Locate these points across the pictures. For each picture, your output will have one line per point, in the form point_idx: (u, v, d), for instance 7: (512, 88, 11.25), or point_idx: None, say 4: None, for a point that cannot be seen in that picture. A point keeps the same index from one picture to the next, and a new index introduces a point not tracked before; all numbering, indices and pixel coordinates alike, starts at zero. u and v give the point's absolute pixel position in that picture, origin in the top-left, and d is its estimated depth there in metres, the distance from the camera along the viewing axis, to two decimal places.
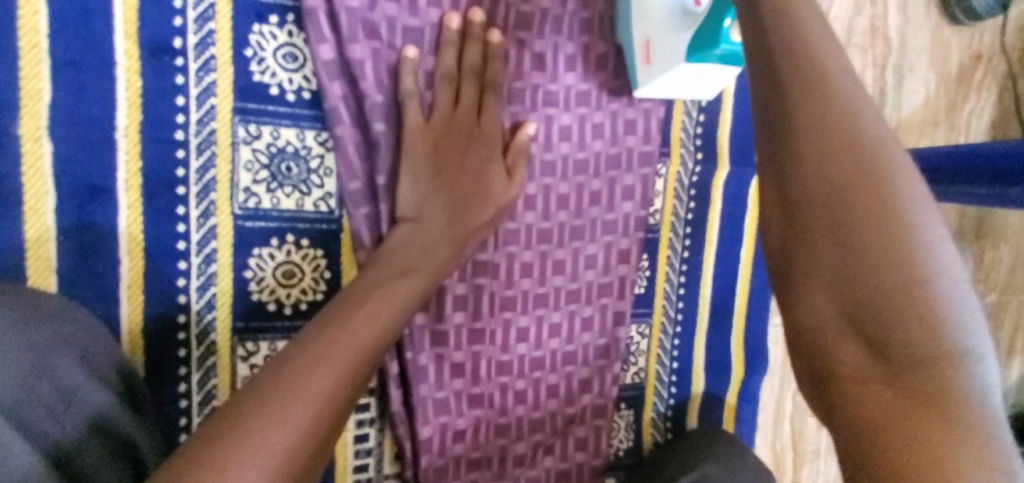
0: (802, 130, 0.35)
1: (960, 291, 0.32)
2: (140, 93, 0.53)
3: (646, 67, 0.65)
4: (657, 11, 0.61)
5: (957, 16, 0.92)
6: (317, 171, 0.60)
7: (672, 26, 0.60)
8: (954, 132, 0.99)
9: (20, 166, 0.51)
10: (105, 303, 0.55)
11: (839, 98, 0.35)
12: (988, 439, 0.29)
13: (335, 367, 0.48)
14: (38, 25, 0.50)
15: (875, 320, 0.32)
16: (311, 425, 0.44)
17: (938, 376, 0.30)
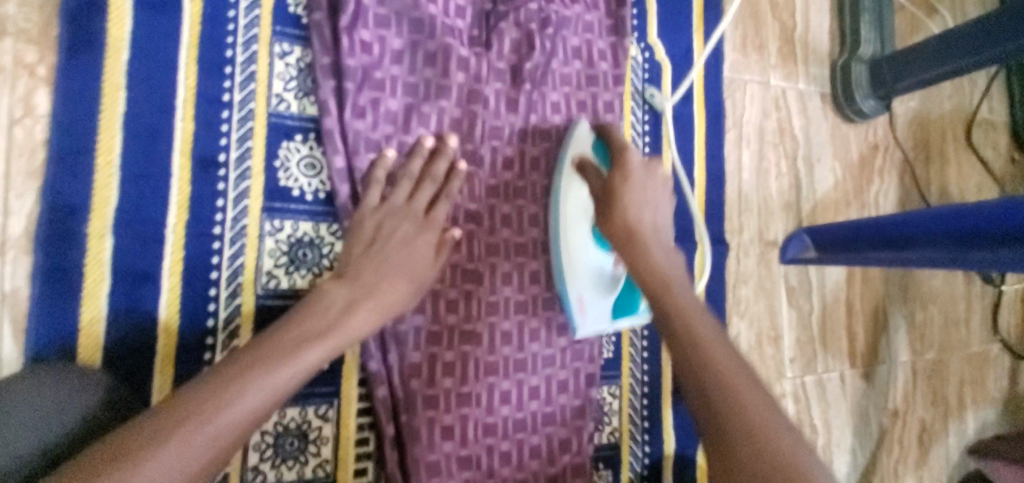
0: (677, 311, 0.64)
1: (765, 392, 0.56)
2: (188, 197, 0.66)
3: (584, 316, 0.81)
4: (571, 220, 0.80)
5: (850, 115, 1.14)
6: (327, 256, 0.72)
7: (596, 284, 0.82)
8: (865, 209, 1.17)
9: (85, 259, 0.62)
10: (140, 375, 0.64)
11: (662, 267, 0.69)
12: (767, 444, 0.51)
13: (303, 365, 0.58)
14: (112, 147, 0.63)
15: (718, 402, 0.55)
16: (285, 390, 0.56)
17: (750, 431, 0.52)
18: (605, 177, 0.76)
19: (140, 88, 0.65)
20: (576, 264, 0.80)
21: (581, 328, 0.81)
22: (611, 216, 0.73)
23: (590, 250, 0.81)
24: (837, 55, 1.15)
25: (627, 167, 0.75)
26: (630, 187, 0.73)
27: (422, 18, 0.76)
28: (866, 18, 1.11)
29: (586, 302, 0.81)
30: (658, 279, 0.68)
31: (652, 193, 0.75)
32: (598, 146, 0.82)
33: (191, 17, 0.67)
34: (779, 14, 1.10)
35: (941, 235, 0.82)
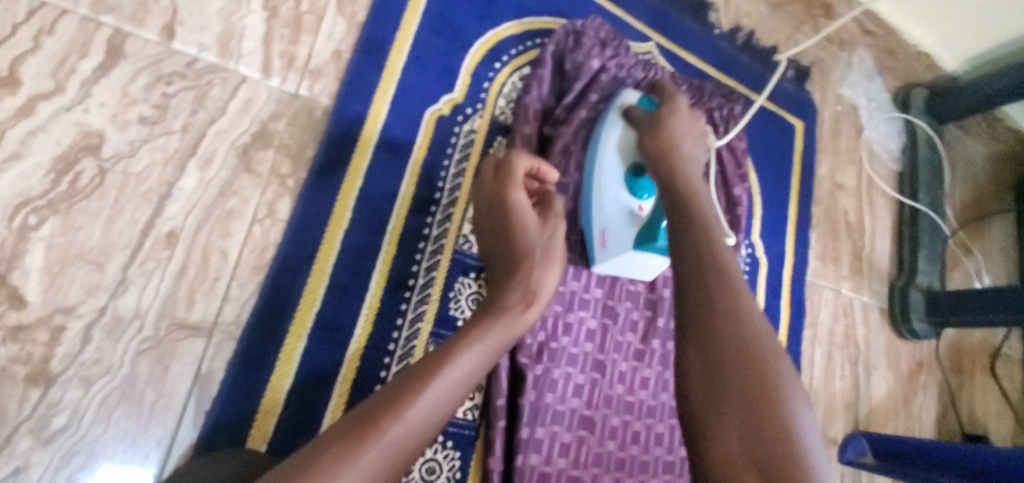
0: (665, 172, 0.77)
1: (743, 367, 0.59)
2: (375, 312, 0.72)
3: (604, 249, 0.83)
4: (608, 158, 0.85)
5: (904, 331, 1.27)
6: (472, 385, 0.79)
7: (624, 223, 0.82)
8: (909, 419, 1.26)
9: (279, 353, 0.66)
10: None
11: (693, 180, 0.76)
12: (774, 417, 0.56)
13: (423, 418, 0.53)
14: (329, 257, 0.70)
15: (707, 260, 0.66)
16: (411, 449, 0.52)
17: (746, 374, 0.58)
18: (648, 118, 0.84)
19: (363, 210, 0.73)
20: (604, 197, 0.84)
21: (598, 259, 0.84)
22: (658, 130, 0.80)
23: (616, 182, 0.84)
24: (894, 276, 1.31)
25: (674, 106, 0.84)
26: (674, 125, 0.81)
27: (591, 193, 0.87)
28: (923, 252, 1.30)
29: (608, 235, 0.83)
30: (669, 173, 0.76)
31: (692, 134, 0.82)
32: (642, 99, 0.89)
33: (416, 161, 0.78)
34: (851, 234, 1.27)
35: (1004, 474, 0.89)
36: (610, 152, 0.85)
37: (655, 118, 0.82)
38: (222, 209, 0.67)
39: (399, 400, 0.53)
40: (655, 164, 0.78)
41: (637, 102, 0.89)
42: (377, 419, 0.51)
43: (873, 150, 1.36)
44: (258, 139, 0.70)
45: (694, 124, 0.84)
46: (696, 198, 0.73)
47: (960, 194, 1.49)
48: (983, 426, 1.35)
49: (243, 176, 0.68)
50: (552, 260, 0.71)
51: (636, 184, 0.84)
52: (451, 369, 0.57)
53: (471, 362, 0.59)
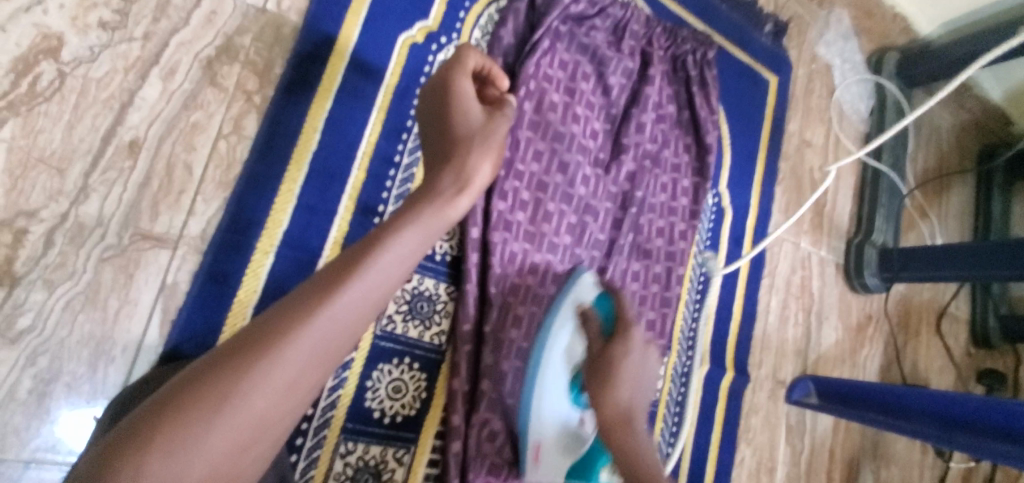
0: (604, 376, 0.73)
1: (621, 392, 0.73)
2: (344, 234, 0.73)
3: (537, 464, 0.81)
4: (553, 359, 0.81)
5: (856, 286, 1.34)
6: (439, 312, 0.81)
7: (568, 420, 0.82)
8: (854, 368, 1.34)
9: (246, 268, 0.67)
10: None
11: (631, 406, 0.72)
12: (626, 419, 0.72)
13: (357, 298, 0.51)
14: (297, 177, 0.71)
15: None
16: (350, 328, 0.50)
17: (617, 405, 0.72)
18: (600, 342, 0.78)
19: (332, 133, 0.73)
20: (549, 376, 0.81)
21: (535, 418, 0.80)
22: (603, 404, 0.72)
23: (563, 397, 0.82)
24: (852, 234, 1.37)
25: (628, 342, 0.75)
26: (624, 362, 0.74)
27: (564, 132, 0.91)
28: (881, 212, 1.35)
29: (547, 403, 0.81)
30: (614, 413, 0.71)
31: (641, 376, 0.74)
32: (599, 297, 0.85)
33: (387, 86, 0.78)
34: (816, 191, 1.31)
35: (928, 415, 0.99)
36: (556, 363, 0.81)
37: (606, 355, 0.75)
38: (186, 121, 0.66)
39: (333, 282, 0.50)
40: (589, 370, 0.75)
41: (593, 301, 0.85)
42: (308, 305, 0.49)
43: (842, 110, 1.39)
44: (223, 53, 0.69)
45: (649, 348, 0.77)
46: (631, 422, 0.71)
47: (923, 157, 1.54)
48: (924, 378, 1.44)
49: (208, 89, 0.67)
50: (489, 148, 0.66)
51: (572, 394, 0.83)
52: (389, 249, 0.54)
53: (405, 243, 0.55)
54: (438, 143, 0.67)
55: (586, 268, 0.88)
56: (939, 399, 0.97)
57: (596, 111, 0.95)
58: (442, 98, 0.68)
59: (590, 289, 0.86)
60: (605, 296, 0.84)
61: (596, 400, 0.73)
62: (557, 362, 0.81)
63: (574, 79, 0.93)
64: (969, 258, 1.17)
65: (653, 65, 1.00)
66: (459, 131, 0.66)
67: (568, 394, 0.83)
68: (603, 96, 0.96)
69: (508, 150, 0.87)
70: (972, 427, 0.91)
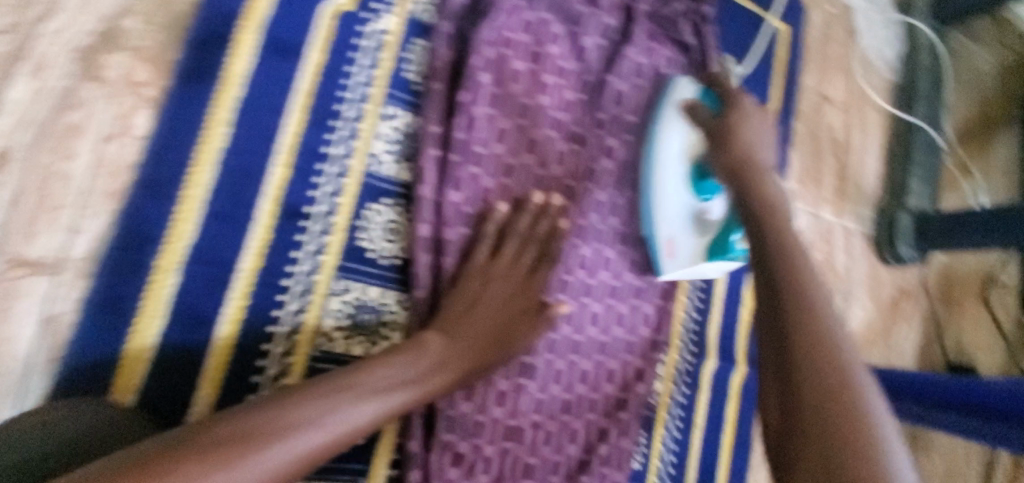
0: (760, 185, 0.70)
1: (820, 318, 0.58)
2: (265, 244, 0.63)
3: (672, 259, 0.83)
4: (665, 162, 0.82)
5: (888, 258, 1.18)
6: (389, 325, 0.69)
7: (685, 226, 0.84)
8: (888, 350, 1.19)
9: (145, 291, 0.57)
10: (175, 405, 0.59)
11: (794, 249, 0.64)
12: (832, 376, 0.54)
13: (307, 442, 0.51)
14: (202, 180, 0.60)
15: (832, 428, 0.50)
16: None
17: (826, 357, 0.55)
18: (712, 118, 0.77)
19: (242, 124, 0.62)
20: (665, 205, 0.82)
21: (667, 270, 0.84)
22: (729, 144, 0.73)
23: (681, 188, 0.83)
24: (882, 199, 1.20)
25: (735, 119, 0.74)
26: (745, 122, 0.75)
27: (531, 105, 0.77)
28: (916, 171, 1.18)
29: (676, 244, 0.83)
30: (760, 193, 0.69)
31: (765, 141, 0.75)
32: (700, 93, 0.84)
33: (311, 66, 0.66)
34: (837, 153, 1.15)
35: (976, 411, 0.84)
36: (666, 170, 0.82)
37: (725, 122, 0.75)
38: (61, 124, 0.56)
39: (295, 413, 0.51)
40: (713, 134, 0.75)
41: (695, 97, 0.83)
42: (262, 434, 0.48)
43: (867, 58, 1.21)
44: (106, 41, 0.59)
45: (765, 123, 0.77)
46: (772, 202, 0.68)
47: (961, 107, 1.36)
48: (970, 357, 1.28)
49: (88, 84, 0.58)
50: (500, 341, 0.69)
51: (697, 187, 0.83)
52: (355, 407, 0.55)
53: (362, 411, 0.56)
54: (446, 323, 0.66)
55: (682, 76, 0.85)
56: (982, 392, 0.83)
57: (571, 79, 0.80)
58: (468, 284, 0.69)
59: (691, 89, 0.84)
60: (708, 91, 0.83)
61: (722, 157, 0.74)
62: (668, 160, 0.82)
63: (542, 42, 0.78)
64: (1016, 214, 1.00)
65: (637, 21, 0.85)
66: (457, 366, 0.64)
67: (689, 191, 0.83)
68: (579, 60, 0.81)
69: (460, 129, 0.71)
70: None
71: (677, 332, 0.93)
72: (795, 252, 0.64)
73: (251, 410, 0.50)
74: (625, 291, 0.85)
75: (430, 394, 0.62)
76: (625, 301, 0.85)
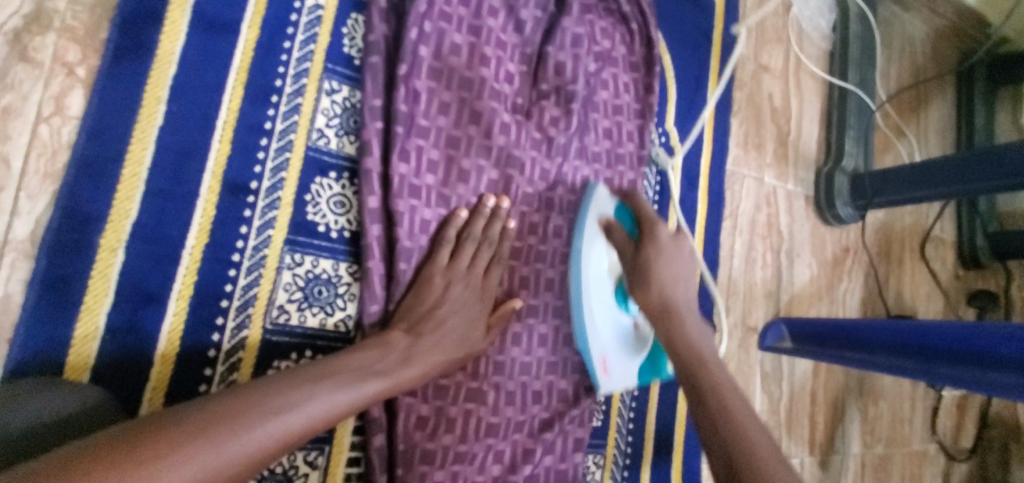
0: (662, 315, 0.74)
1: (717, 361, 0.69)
2: (211, 220, 0.64)
3: (609, 377, 0.84)
4: (591, 278, 0.83)
5: (829, 218, 1.25)
6: (342, 296, 0.71)
7: (617, 345, 0.85)
8: (833, 305, 1.26)
9: (92, 270, 0.58)
10: (130, 382, 0.59)
11: (698, 345, 0.71)
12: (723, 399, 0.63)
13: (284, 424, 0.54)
14: (142, 159, 0.61)
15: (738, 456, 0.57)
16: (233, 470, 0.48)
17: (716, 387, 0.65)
18: (631, 246, 0.79)
19: (181, 102, 0.63)
20: (598, 320, 0.83)
21: (604, 387, 0.84)
22: (646, 280, 0.75)
23: (608, 309, 0.85)
24: (822, 162, 1.27)
25: (656, 241, 0.77)
26: (659, 244, 0.77)
27: (473, 78, 0.79)
28: (851, 135, 1.25)
29: (609, 363, 0.84)
30: (665, 335, 0.73)
31: (682, 265, 0.78)
32: (619, 207, 0.87)
33: (245, 42, 0.67)
34: (777, 120, 1.21)
35: (902, 348, 0.89)
36: (596, 288, 0.84)
37: (641, 256, 0.77)
38: None
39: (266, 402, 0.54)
40: (626, 260, 0.78)
41: (612, 209, 0.86)
42: (233, 421, 0.50)
43: (802, 28, 1.27)
44: (30, 20, 0.58)
45: (678, 243, 0.79)
46: (678, 310, 0.74)
47: (896, 73, 1.42)
48: (909, 308, 1.37)
49: (17, 65, 0.57)
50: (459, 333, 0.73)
51: (620, 301, 0.85)
52: (323, 396, 0.58)
53: (332, 398, 0.59)
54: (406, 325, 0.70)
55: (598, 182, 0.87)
56: (908, 331, 0.89)
57: (511, 52, 0.83)
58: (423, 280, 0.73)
59: (609, 198, 0.87)
60: (623, 204, 0.87)
61: (647, 301, 0.75)
62: (593, 273, 0.83)
63: (480, 16, 0.81)
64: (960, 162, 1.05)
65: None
66: (420, 367, 0.68)
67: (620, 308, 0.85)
68: (518, 33, 0.84)
69: (403, 102, 0.73)
70: (949, 358, 0.82)
71: None
72: (708, 368, 0.68)
73: (198, 408, 0.50)
74: None
75: (398, 385, 0.66)
76: None
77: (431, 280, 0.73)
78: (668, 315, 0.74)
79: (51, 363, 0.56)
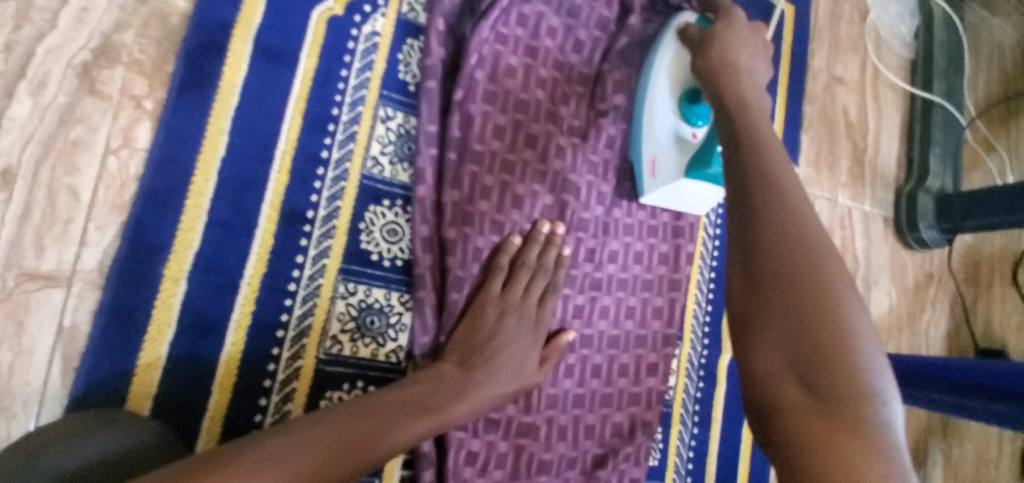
0: (738, 103, 0.61)
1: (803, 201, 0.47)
2: (268, 249, 0.64)
3: (655, 179, 0.78)
4: (658, 82, 0.78)
5: (910, 242, 1.14)
6: (394, 326, 0.69)
7: (669, 146, 0.77)
8: (914, 336, 1.15)
9: (154, 301, 0.58)
10: (189, 412, 0.59)
11: (776, 168, 0.49)
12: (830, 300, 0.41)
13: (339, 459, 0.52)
14: (206, 189, 0.61)
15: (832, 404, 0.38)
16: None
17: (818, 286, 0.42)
18: (702, 36, 0.73)
19: (242, 133, 0.63)
20: (655, 123, 0.77)
21: (647, 191, 0.79)
22: (710, 66, 0.67)
23: (669, 110, 0.78)
24: (901, 181, 1.17)
25: (730, 23, 0.70)
26: (732, 31, 0.70)
27: (528, 100, 0.77)
28: (936, 150, 1.14)
29: (659, 165, 0.78)
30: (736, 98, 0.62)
31: (759, 57, 0.69)
32: (701, 18, 0.79)
33: (305, 71, 0.67)
34: (851, 135, 1.12)
35: (999, 393, 0.78)
36: (657, 103, 0.78)
37: (710, 33, 0.71)
38: (65, 139, 0.57)
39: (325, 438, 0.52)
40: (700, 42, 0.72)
41: (695, 23, 0.79)
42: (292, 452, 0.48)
43: (880, 35, 1.17)
44: (101, 55, 0.59)
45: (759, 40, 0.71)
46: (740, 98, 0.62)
47: (985, 82, 1.30)
48: (1001, 341, 1.23)
49: (88, 99, 0.58)
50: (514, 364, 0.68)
51: (688, 112, 0.77)
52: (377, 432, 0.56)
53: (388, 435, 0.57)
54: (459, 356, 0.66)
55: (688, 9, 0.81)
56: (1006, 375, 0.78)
57: (568, 72, 0.80)
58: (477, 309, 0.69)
59: (694, 18, 0.80)
60: (705, 19, 0.79)
61: (705, 66, 0.68)
62: (664, 71, 0.78)
63: (537, 36, 0.78)
64: None
65: (634, 12, 0.83)
66: (475, 399, 0.65)
67: (681, 116, 0.77)
68: (576, 53, 0.81)
69: (457, 130, 0.72)
70: None
71: (688, 325, 0.91)
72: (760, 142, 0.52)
73: (250, 444, 0.48)
74: (634, 284, 0.83)
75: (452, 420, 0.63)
76: (635, 294, 0.83)
77: (483, 308, 0.69)
78: (747, 150, 0.53)
79: (115, 393, 0.56)
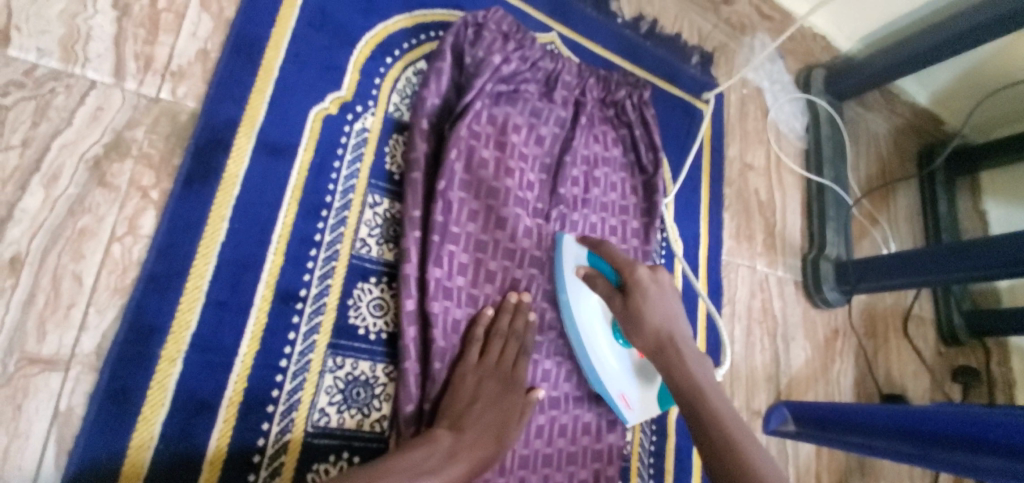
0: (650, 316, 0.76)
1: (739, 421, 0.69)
2: (262, 327, 0.68)
3: (631, 410, 0.88)
4: (596, 345, 0.86)
5: (818, 301, 1.33)
6: (379, 396, 0.74)
7: (630, 376, 0.89)
8: (829, 386, 1.32)
9: (151, 382, 0.60)
10: None
11: (693, 373, 0.72)
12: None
13: None
14: (205, 272, 0.65)
15: None
16: None
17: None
18: (615, 296, 0.78)
19: (243, 219, 0.69)
20: (612, 372, 0.87)
21: (630, 420, 0.88)
22: (641, 328, 0.75)
23: (615, 353, 0.88)
24: (807, 250, 1.37)
25: (638, 286, 0.76)
26: (642, 283, 0.76)
27: (498, 187, 0.87)
28: (830, 225, 1.37)
29: (628, 397, 0.88)
30: (685, 382, 0.71)
31: (668, 296, 0.77)
32: (590, 255, 0.87)
33: (301, 163, 0.74)
34: (764, 213, 1.32)
35: (896, 432, 0.94)
36: (598, 327, 0.87)
37: (629, 305, 0.75)
38: (72, 228, 0.61)
39: None
40: (618, 309, 0.77)
41: (585, 257, 0.87)
42: None
43: (780, 131, 1.41)
44: (112, 150, 0.64)
45: (662, 282, 0.78)
46: (674, 340, 0.74)
47: (864, 166, 1.56)
48: (900, 386, 1.42)
49: (97, 191, 0.62)
50: (493, 427, 0.74)
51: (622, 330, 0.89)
52: None
53: None
54: (446, 421, 0.71)
55: (568, 234, 0.89)
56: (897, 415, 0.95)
57: (531, 163, 0.92)
58: (456, 377, 0.75)
59: (580, 250, 0.87)
60: (594, 253, 0.86)
61: (644, 343, 0.76)
62: (594, 329, 0.86)
63: (505, 133, 0.90)
64: (939, 254, 1.17)
65: (585, 114, 0.99)
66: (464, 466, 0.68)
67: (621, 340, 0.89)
68: (538, 146, 0.94)
69: (439, 214, 0.80)
70: (939, 442, 0.87)
71: None
72: (707, 399, 0.70)
73: None
74: None
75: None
76: None
77: (464, 376, 0.75)
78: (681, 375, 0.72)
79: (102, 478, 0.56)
